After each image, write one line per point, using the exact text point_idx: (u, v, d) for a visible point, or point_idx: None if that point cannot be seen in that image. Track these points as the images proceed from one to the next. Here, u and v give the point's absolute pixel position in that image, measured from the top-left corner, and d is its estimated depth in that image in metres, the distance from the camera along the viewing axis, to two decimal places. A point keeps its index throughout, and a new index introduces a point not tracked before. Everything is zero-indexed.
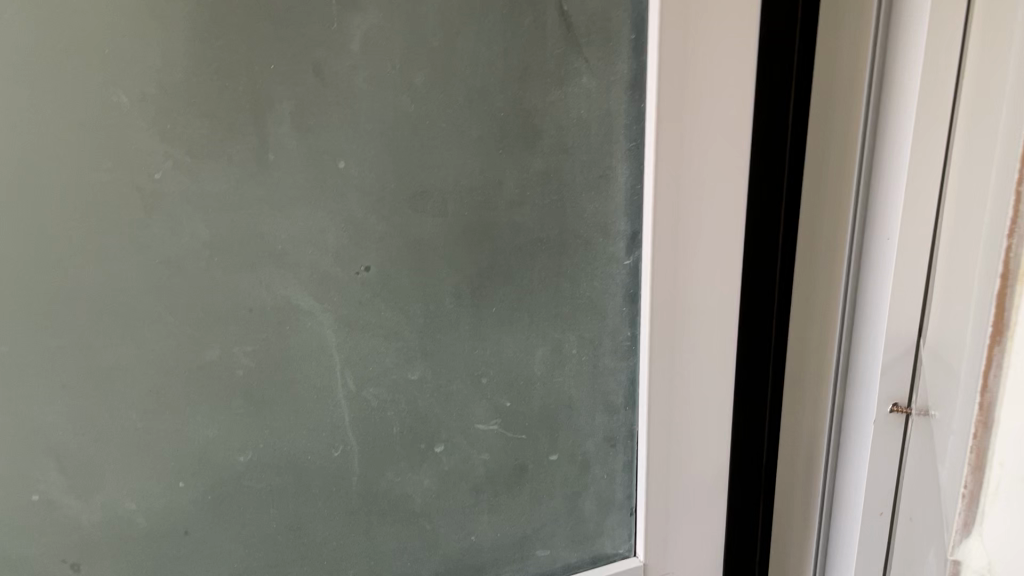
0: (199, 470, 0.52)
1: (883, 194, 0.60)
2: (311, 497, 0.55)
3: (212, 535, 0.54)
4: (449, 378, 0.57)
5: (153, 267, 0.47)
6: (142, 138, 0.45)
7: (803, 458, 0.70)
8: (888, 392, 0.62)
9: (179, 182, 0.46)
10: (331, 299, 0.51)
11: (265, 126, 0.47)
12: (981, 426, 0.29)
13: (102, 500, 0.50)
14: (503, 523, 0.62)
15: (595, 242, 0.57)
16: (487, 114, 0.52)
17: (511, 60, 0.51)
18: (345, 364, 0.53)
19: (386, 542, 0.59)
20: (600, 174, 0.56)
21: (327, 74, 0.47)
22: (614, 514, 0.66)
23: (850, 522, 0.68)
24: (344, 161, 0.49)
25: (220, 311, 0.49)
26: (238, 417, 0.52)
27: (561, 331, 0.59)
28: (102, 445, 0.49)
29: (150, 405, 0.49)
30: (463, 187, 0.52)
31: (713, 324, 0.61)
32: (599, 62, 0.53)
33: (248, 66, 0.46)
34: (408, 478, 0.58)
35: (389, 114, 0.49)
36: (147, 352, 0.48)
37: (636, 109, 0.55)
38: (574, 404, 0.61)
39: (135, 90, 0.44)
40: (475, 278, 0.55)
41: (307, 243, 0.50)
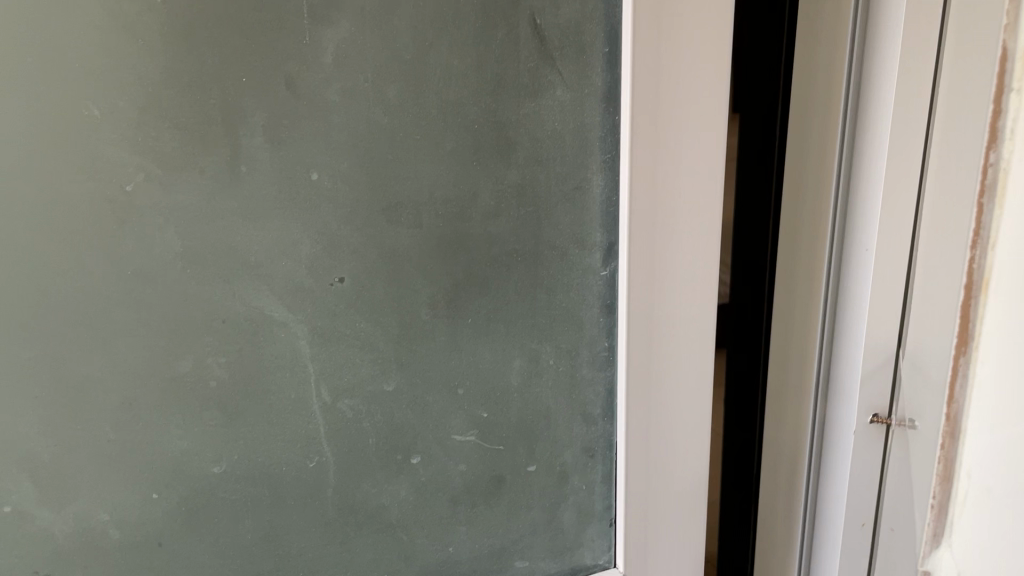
0: (173, 482, 0.52)
1: (860, 204, 0.60)
2: (287, 508, 0.55)
3: (186, 547, 0.54)
4: (426, 389, 0.57)
5: (126, 278, 0.47)
6: (114, 150, 0.45)
7: (785, 467, 0.70)
8: (869, 401, 0.63)
9: (151, 194, 0.46)
10: (305, 310, 0.51)
11: (238, 138, 0.47)
12: (949, 439, 0.33)
13: (74, 513, 0.50)
14: (481, 535, 0.62)
15: (571, 254, 0.58)
16: (462, 127, 0.52)
17: (484, 73, 0.51)
18: (320, 375, 0.53)
19: (363, 554, 0.59)
20: (576, 186, 0.56)
21: (300, 87, 0.47)
22: (593, 525, 0.66)
23: (832, 533, 0.68)
24: (317, 172, 0.49)
25: (193, 322, 0.49)
26: (212, 429, 0.52)
27: (537, 342, 0.59)
28: (74, 457, 0.49)
29: (123, 416, 0.49)
30: (438, 199, 0.53)
31: (692, 333, 0.62)
32: (573, 75, 0.54)
33: (221, 78, 0.46)
34: (385, 488, 0.58)
35: (363, 126, 0.49)
36: (120, 363, 0.48)
37: (610, 120, 0.55)
38: (552, 415, 0.62)
39: (106, 103, 0.44)
40: (451, 290, 0.55)
41: (281, 254, 0.50)
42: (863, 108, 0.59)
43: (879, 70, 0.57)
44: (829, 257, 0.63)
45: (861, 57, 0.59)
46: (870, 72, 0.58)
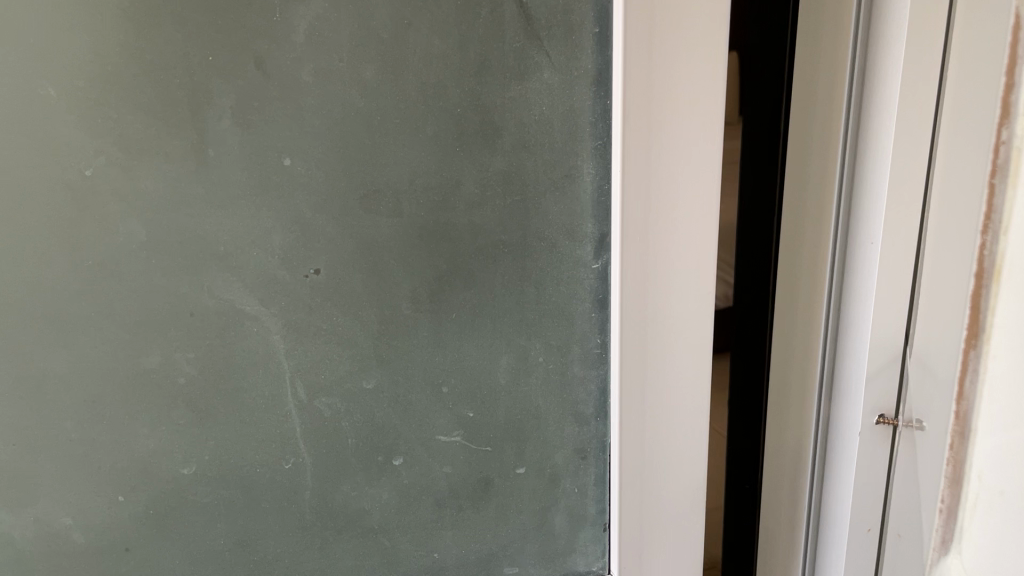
0: (140, 484, 0.49)
1: (865, 197, 0.57)
2: (262, 512, 0.53)
3: (155, 554, 0.51)
4: (408, 387, 0.54)
5: (86, 269, 0.45)
6: (72, 133, 0.43)
7: (790, 472, 0.67)
8: (874, 402, 0.59)
9: (113, 179, 0.44)
10: (278, 303, 0.49)
11: (205, 121, 0.45)
12: (960, 436, 0.30)
13: (36, 515, 0.48)
14: (468, 540, 0.60)
15: (561, 246, 0.55)
16: (443, 110, 0.49)
17: (467, 53, 0.49)
18: (296, 372, 0.51)
19: (343, 560, 0.56)
20: (565, 174, 0.53)
21: (270, 67, 0.45)
22: (587, 530, 0.63)
23: (837, 540, 0.64)
24: (290, 158, 0.47)
25: (159, 315, 0.47)
26: (181, 429, 0.49)
27: (525, 338, 0.57)
28: (35, 457, 0.47)
29: (85, 414, 0.47)
30: (419, 187, 0.50)
31: (690, 330, 0.58)
32: (561, 56, 0.51)
33: (185, 57, 0.43)
34: (365, 492, 0.55)
35: (338, 109, 0.47)
36: (83, 358, 0.46)
37: (602, 104, 0.52)
38: (542, 415, 0.59)
39: (63, 82, 0.42)
40: (434, 283, 0.53)
41: (252, 244, 0.47)
42: (868, 93, 0.55)
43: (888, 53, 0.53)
44: (833, 254, 0.60)
45: (866, 38, 0.55)
46: (877, 55, 0.54)
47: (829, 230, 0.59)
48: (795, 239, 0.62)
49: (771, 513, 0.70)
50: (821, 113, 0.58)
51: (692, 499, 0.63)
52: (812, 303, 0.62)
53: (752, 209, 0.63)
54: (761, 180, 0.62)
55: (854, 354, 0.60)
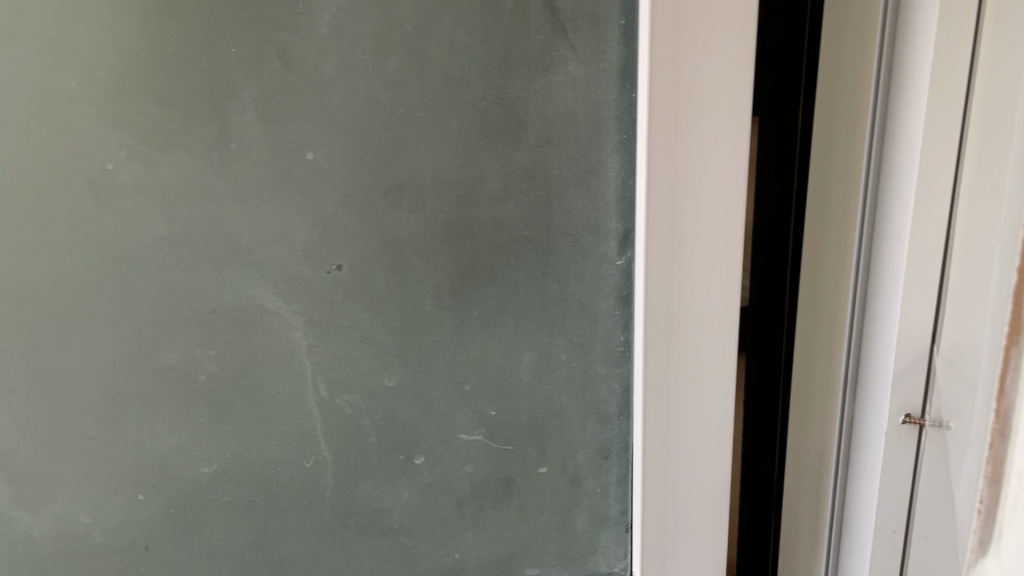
0: (160, 483, 0.49)
1: (892, 193, 0.54)
2: (282, 511, 0.52)
3: (175, 553, 0.51)
4: (429, 385, 0.53)
5: (107, 264, 0.44)
6: (93, 125, 0.42)
7: (814, 476, 0.65)
8: (900, 402, 0.56)
9: (135, 173, 0.43)
10: (300, 299, 0.48)
11: (227, 114, 0.44)
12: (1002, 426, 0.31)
13: (55, 514, 0.48)
14: (488, 540, 0.59)
15: (585, 241, 0.54)
16: (468, 104, 0.48)
17: (491, 45, 0.48)
18: (317, 369, 0.50)
19: (363, 560, 0.56)
20: (589, 168, 0.52)
21: (294, 59, 0.44)
22: (608, 531, 0.63)
23: (862, 546, 0.61)
24: (313, 152, 0.46)
25: (180, 311, 0.46)
26: (202, 426, 0.48)
27: (548, 335, 0.56)
28: (55, 455, 0.47)
29: (106, 411, 0.47)
30: (442, 182, 0.49)
31: (716, 326, 0.57)
32: (587, 48, 0.50)
33: (208, 50, 0.43)
34: (386, 491, 0.55)
35: (361, 102, 0.46)
36: (103, 355, 0.46)
37: (627, 98, 0.52)
38: (564, 413, 0.58)
39: (85, 75, 0.42)
40: (457, 279, 0.52)
41: (274, 239, 0.47)
42: (894, 86, 0.53)
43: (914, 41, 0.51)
44: (858, 252, 0.57)
45: (894, 29, 0.52)
46: (906, 45, 0.51)
47: (852, 228, 0.57)
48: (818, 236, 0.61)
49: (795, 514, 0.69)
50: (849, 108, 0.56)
51: (716, 500, 0.62)
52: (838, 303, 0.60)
53: (777, 206, 0.62)
54: (784, 177, 0.62)
55: (880, 358, 0.57)
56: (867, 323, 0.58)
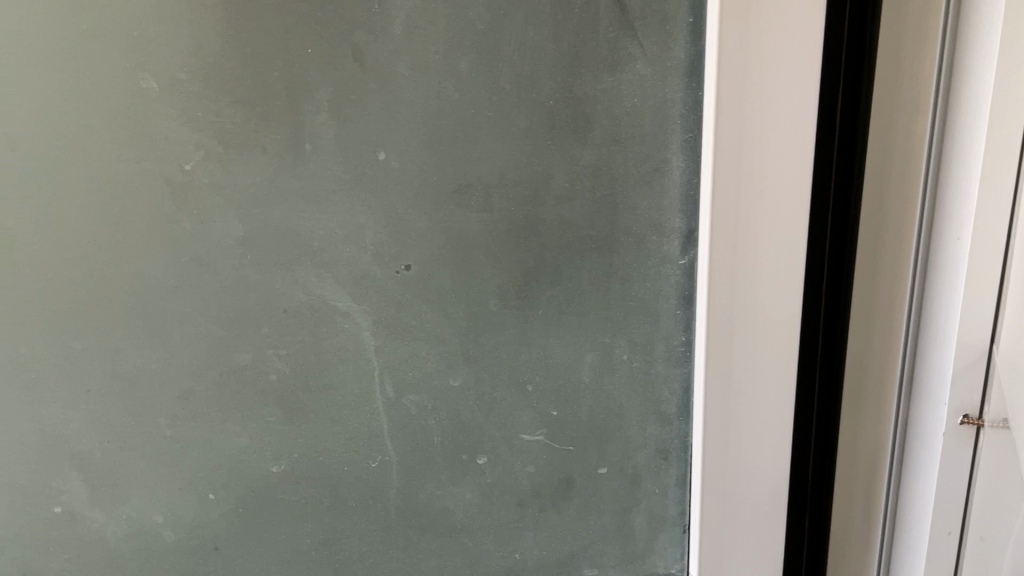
0: (230, 482, 0.49)
1: (951, 199, 0.53)
2: (348, 511, 0.52)
3: (243, 552, 0.51)
4: (493, 384, 0.53)
5: (182, 265, 0.44)
6: (172, 127, 0.42)
7: (865, 483, 0.65)
8: (959, 403, 0.55)
9: (211, 174, 0.44)
10: (369, 300, 0.48)
11: (302, 114, 0.44)
12: None
13: (128, 512, 0.48)
14: (548, 540, 0.59)
15: (648, 241, 0.54)
16: (535, 103, 0.48)
17: (561, 44, 0.48)
18: (385, 369, 0.50)
19: (426, 560, 0.56)
20: (655, 167, 0.52)
21: (367, 59, 0.44)
22: (666, 533, 0.62)
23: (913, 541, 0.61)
24: (384, 152, 0.46)
25: (253, 311, 0.46)
26: (271, 426, 0.49)
27: (611, 335, 0.55)
28: (128, 453, 0.47)
29: (179, 411, 0.47)
30: (509, 181, 0.49)
31: (774, 322, 0.55)
32: (655, 47, 0.50)
33: (283, 50, 0.43)
34: (449, 491, 0.55)
35: (432, 102, 0.46)
36: (178, 355, 0.46)
37: (694, 96, 0.51)
38: (625, 414, 0.58)
39: (165, 76, 0.42)
40: (522, 279, 0.52)
41: (346, 239, 0.47)
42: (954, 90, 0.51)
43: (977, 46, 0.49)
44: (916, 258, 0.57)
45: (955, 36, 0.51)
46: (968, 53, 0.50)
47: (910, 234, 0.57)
48: (876, 242, 0.58)
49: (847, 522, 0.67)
50: (907, 117, 0.55)
51: (770, 504, 0.61)
52: (891, 314, 0.59)
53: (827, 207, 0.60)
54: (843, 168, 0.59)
55: (938, 362, 0.56)
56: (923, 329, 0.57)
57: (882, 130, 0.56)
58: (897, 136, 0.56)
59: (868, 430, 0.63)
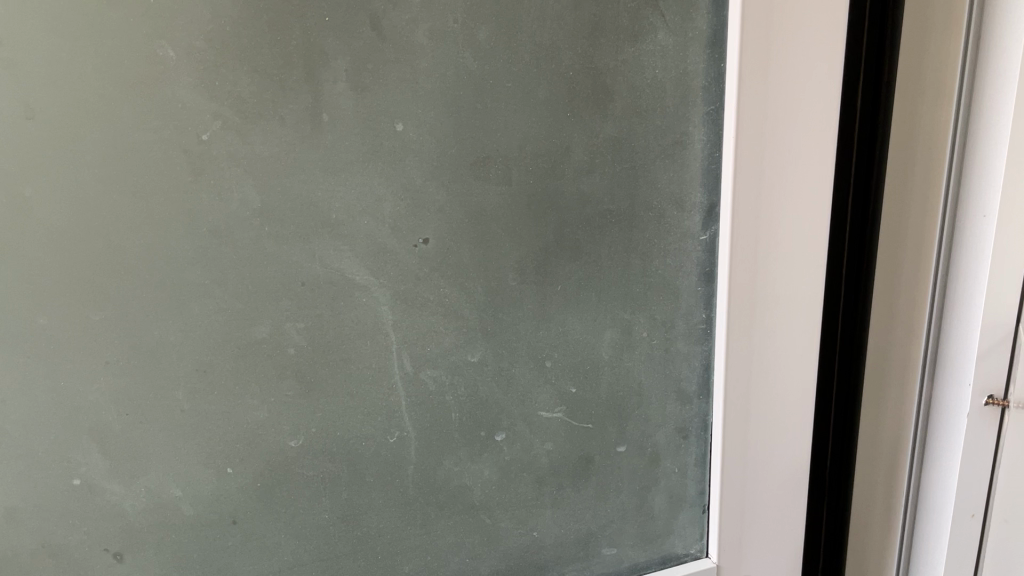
0: (248, 455, 0.49)
1: (979, 174, 0.54)
2: (366, 486, 0.52)
3: (262, 527, 0.51)
4: (512, 360, 0.53)
5: (200, 236, 0.44)
6: (189, 96, 0.42)
7: (886, 470, 0.65)
8: (984, 382, 0.56)
9: (229, 144, 0.43)
10: (387, 273, 0.48)
11: (320, 83, 0.44)
12: None
13: (146, 486, 0.47)
14: (566, 519, 0.58)
15: (670, 216, 0.53)
16: (555, 74, 0.48)
17: (581, 14, 0.47)
18: (403, 344, 0.50)
19: (444, 537, 0.55)
20: (676, 140, 0.52)
21: (386, 28, 0.44)
22: (685, 512, 0.62)
23: (936, 523, 0.62)
24: (403, 123, 0.46)
25: (271, 284, 0.46)
26: (289, 400, 0.48)
27: (631, 312, 0.55)
28: (146, 427, 0.46)
29: (197, 384, 0.46)
30: (529, 154, 0.49)
31: (798, 309, 0.57)
32: (677, 17, 0.49)
33: (301, 18, 0.42)
34: (468, 467, 0.54)
35: (451, 71, 0.46)
36: (196, 327, 0.45)
37: (716, 67, 0.51)
38: (644, 392, 0.57)
39: (182, 43, 0.41)
40: (541, 254, 0.51)
41: (364, 211, 0.46)
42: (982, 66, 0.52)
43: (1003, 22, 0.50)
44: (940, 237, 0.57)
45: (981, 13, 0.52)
46: (994, 31, 0.51)
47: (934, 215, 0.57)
48: (899, 226, 0.58)
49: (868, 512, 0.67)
50: (932, 98, 0.55)
51: (789, 487, 0.62)
52: (914, 295, 0.59)
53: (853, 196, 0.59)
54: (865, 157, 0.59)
55: (964, 338, 0.57)
56: (948, 306, 0.58)
57: (905, 114, 0.56)
58: (921, 117, 0.56)
59: (891, 414, 0.63)
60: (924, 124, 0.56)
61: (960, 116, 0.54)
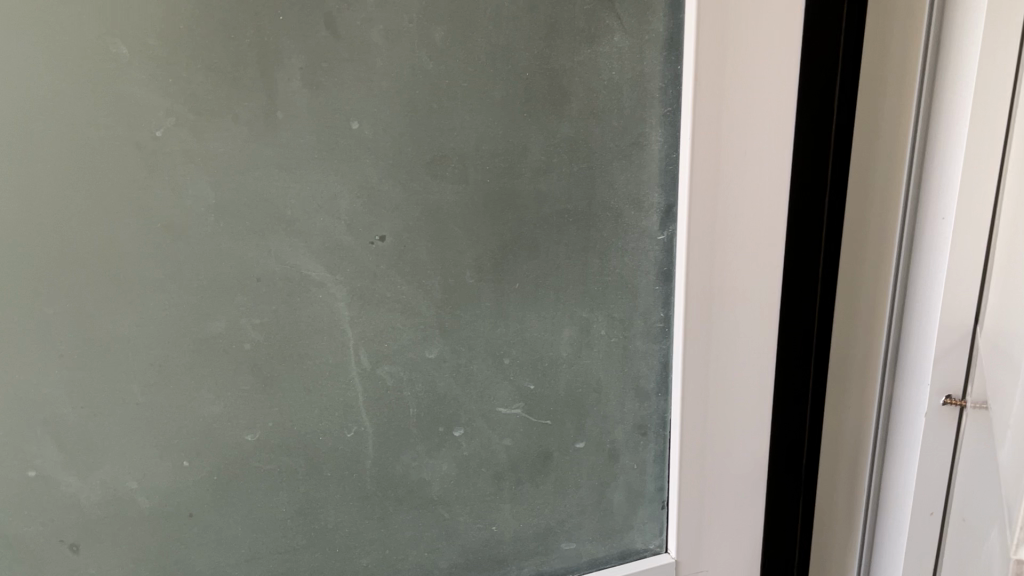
0: (204, 449, 0.49)
1: (935, 178, 0.54)
2: (323, 480, 0.53)
3: (219, 520, 0.51)
4: (470, 357, 0.53)
5: (154, 233, 0.44)
6: (143, 93, 0.42)
7: (847, 467, 0.66)
8: (941, 383, 0.56)
9: (183, 140, 0.43)
10: (344, 270, 0.48)
11: (275, 82, 0.44)
12: None
13: (102, 478, 0.48)
14: (525, 514, 0.59)
15: (627, 216, 0.54)
16: (511, 74, 0.48)
17: (537, 15, 0.48)
18: (360, 340, 0.50)
19: (402, 531, 0.56)
20: (633, 141, 0.52)
21: (340, 28, 0.44)
22: (644, 508, 0.63)
23: (895, 522, 0.62)
24: (358, 122, 0.46)
25: (227, 280, 0.46)
26: (245, 394, 0.49)
27: (589, 310, 0.55)
28: (101, 420, 0.47)
29: (153, 378, 0.47)
30: (485, 153, 0.49)
31: (755, 307, 0.57)
32: (633, 19, 0.50)
33: (256, 16, 0.43)
34: (426, 463, 0.55)
35: (407, 71, 0.46)
36: (151, 321, 0.46)
37: (673, 70, 0.51)
38: (602, 389, 0.58)
39: (136, 41, 0.42)
40: (499, 253, 0.52)
41: (319, 208, 0.47)
42: (940, 72, 0.53)
43: (960, 28, 0.51)
44: (900, 239, 0.58)
45: (941, 17, 0.52)
46: (953, 37, 0.51)
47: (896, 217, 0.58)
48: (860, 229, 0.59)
49: (831, 508, 0.68)
50: (892, 103, 0.56)
51: (748, 483, 0.63)
52: (874, 296, 0.60)
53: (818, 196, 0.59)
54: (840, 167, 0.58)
55: (922, 341, 0.57)
56: (907, 308, 0.58)
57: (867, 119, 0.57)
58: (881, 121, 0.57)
59: (852, 413, 0.64)
60: (884, 126, 0.57)
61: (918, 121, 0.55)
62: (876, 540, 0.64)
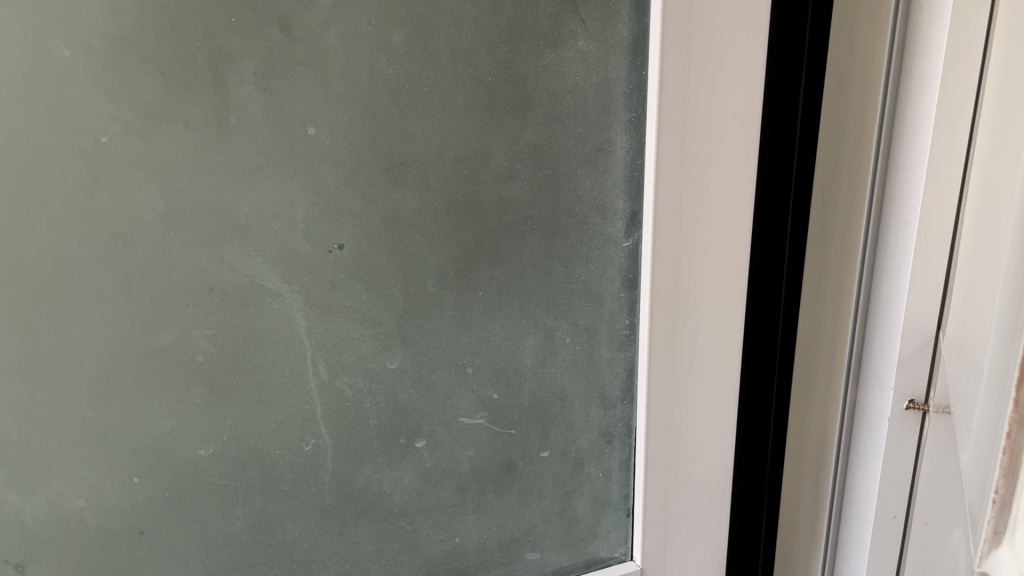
0: (156, 465, 0.48)
1: (899, 184, 0.54)
2: (281, 495, 0.51)
3: (171, 537, 0.50)
4: (432, 367, 0.52)
5: (100, 242, 0.43)
6: (87, 97, 0.41)
7: (812, 470, 0.65)
8: (905, 387, 0.56)
9: (130, 147, 0.42)
10: (300, 280, 0.47)
11: (227, 86, 0.42)
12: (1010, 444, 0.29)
13: (47, 497, 0.46)
14: (489, 525, 0.58)
15: (591, 223, 0.53)
16: (473, 79, 0.47)
17: (499, 19, 0.46)
18: (318, 351, 0.49)
19: (363, 544, 0.55)
20: (598, 147, 0.51)
21: (295, 31, 0.42)
22: (609, 516, 0.62)
23: (858, 527, 0.62)
24: (314, 127, 0.45)
25: (178, 291, 0.45)
26: (198, 408, 0.47)
27: (553, 318, 0.55)
28: (46, 437, 0.45)
29: (100, 392, 0.45)
30: (447, 160, 0.48)
31: (721, 312, 0.57)
32: (598, 23, 0.49)
33: (205, 18, 0.41)
34: (387, 475, 0.54)
35: (365, 75, 0.45)
36: (98, 334, 0.44)
37: (638, 75, 0.51)
38: (567, 397, 0.57)
39: (79, 43, 0.40)
40: (462, 261, 0.51)
41: (275, 216, 0.45)
42: (905, 76, 0.52)
43: (925, 34, 0.51)
44: (863, 245, 0.58)
45: (906, 24, 0.52)
46: (918, 43, 0.51)
47: (859, 220, 0.58)
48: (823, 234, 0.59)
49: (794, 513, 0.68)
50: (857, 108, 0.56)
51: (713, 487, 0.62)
52: (839, 300, 0.60)
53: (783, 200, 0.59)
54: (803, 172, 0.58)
55: (885, 346, 0.57)
56: (871, 314, 0.58)
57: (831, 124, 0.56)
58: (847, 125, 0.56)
59: (815, 419, 0.64)
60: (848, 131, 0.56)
61: (882, 126, 0.54)
62: (839, 545, 0.64)
